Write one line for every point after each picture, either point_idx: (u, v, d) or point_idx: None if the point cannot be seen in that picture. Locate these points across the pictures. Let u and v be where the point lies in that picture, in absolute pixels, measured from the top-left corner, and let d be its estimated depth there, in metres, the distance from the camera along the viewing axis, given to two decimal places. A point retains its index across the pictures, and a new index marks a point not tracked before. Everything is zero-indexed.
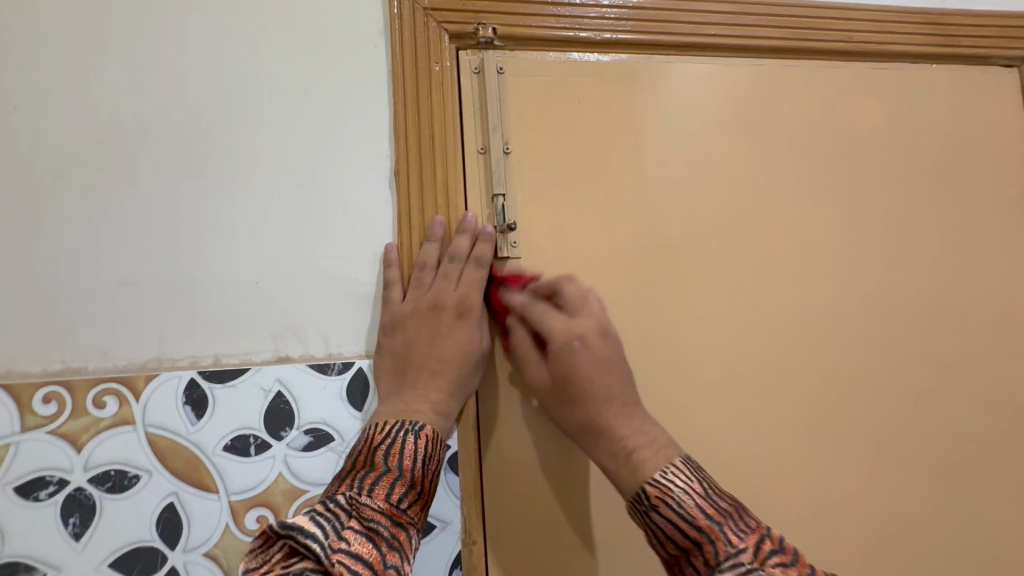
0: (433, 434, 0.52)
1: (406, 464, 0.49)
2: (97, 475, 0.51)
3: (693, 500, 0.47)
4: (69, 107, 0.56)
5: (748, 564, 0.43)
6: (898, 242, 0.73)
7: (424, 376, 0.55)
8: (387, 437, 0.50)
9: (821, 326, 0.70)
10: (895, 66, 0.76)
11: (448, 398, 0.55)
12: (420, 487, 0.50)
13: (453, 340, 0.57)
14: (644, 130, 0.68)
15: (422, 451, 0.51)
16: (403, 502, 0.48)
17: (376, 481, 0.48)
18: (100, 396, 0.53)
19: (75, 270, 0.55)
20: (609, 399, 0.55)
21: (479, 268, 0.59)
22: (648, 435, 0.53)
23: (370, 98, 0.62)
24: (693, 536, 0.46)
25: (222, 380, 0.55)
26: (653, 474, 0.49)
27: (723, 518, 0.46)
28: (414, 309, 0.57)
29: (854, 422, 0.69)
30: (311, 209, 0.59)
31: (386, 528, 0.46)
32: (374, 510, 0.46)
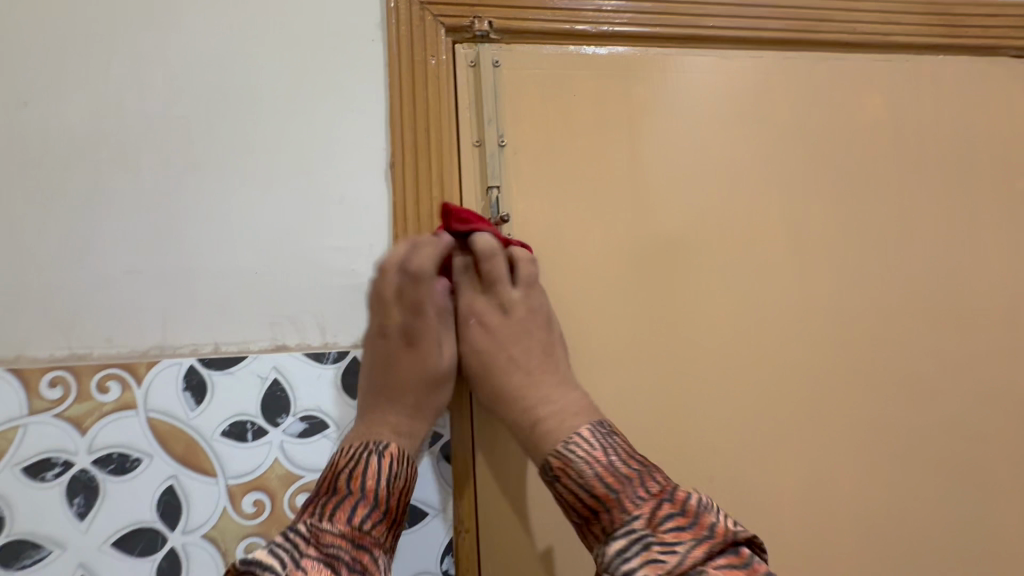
0: (398, 452, 0.53)
1: (368, 487, 0.50)
2: (101, 458, 0.53)
3: (592, 470, 0.50)
4: (74, 101, 0.58)
5: (641, 529, 0.46)
6: (899, 236, 0.72)
7: (380, 401, 0.56)
8: (350, 461, 0.52)
9: (819, 321, 0.69)
10: (900, 57, 0.74)
11: (410, 419, 0.56)
12: (385, 508, 0.50)
13: (404, 364, 0.57)
14: (640, 123, 0.68)
15: (386, 469, 0.52)
16: (366, 525, 0.49)
17: (338, 505, 0.49)
18: (103, 381, 0.54)
19: (80, 259, 0.57)
20: (511, 367, 0.60)
21: (419, 280, 0.58)
22: (556, 405, 0.56)
23: (366, 92, 0.62)
24: (591, 504, 0.49)
25: (221, 367, 0.56)
26: (557, 445, 0.53)
27: (621, 486, 0.49)
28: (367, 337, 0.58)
29: (851, 417, 0.69)
30: (308, 201, 0.60)
31: (347, 552, 0.47)
32: (334, 535, 0.47)
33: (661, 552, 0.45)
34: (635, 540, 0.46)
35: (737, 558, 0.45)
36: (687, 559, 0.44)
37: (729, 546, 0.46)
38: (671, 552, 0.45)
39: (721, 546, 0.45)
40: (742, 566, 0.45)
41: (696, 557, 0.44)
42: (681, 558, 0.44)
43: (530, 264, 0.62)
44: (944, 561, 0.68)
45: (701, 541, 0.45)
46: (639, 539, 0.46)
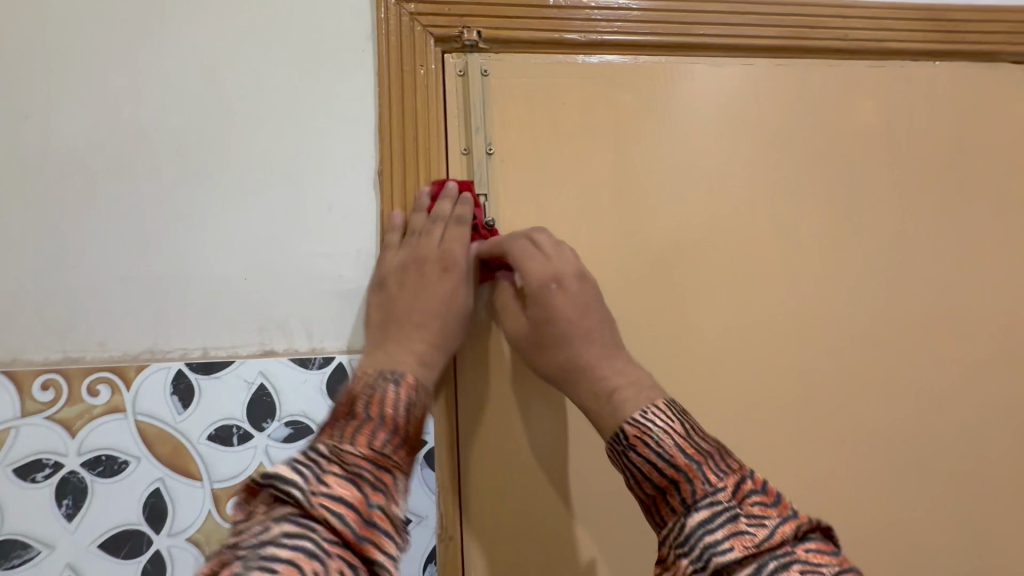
0: (414, 382, 0.52)
1: (388, 413, 0.49)
2: (89, 460, 0.54)
3: (672, 440, 0.48)
4: (74, 112, 0.60)
5: (725, 503, 0.45)
6: (893, 244, 0.71)
7: (406, 329, 0.56)
8: (368, 389, 0.50)
9: (811, 329, 0.68)
10: (893, 64, 0.74)
11: (433, 350, 0.56)
12: (406, 433, 0.49)
13: (439, 295, 0.58)
14: (628, 131, 0.68)
15: (403, 398, 0.50)
16: (388, 449, 0.47)
17: (359, 429, 0.47)
18: (94, 385, 0.55)
19: (76, 263, 0.58)
20: (589, 338, 0.57)
21: (461, 224, 0.60)
22: (631, 376, 0.55)
23: (357, 102, 0.63)
24: (671, 475, 0.47)
25: (208, 372, 0.57)
26: (632, 414, 0.51)
27: (704, 459, 0.47)
28: (399, 264, 0.59)
29: (843, 427, 0.68)
30: (297, 208, 0.61)
31: (370, 472, 0.45)
32: (359, 455, 0.45)
33: (748, 526, 0.44)
34: (720, 513, 0.44)
35: (822, 544, 0.45)
36: (777, 535, 0.43)
37: (810, 530, 0.45)
38: (761, 526, 0.44)
39: (807, 529, 0.45)
40: (830, 553, 0.44)
41: (785, 534, 0.44)
42: (770, 533, 0.43)
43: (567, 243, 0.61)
44: (935, 573, 0.67)
45: (786, 520, 0.45)
46: (725, 512, 0.44)
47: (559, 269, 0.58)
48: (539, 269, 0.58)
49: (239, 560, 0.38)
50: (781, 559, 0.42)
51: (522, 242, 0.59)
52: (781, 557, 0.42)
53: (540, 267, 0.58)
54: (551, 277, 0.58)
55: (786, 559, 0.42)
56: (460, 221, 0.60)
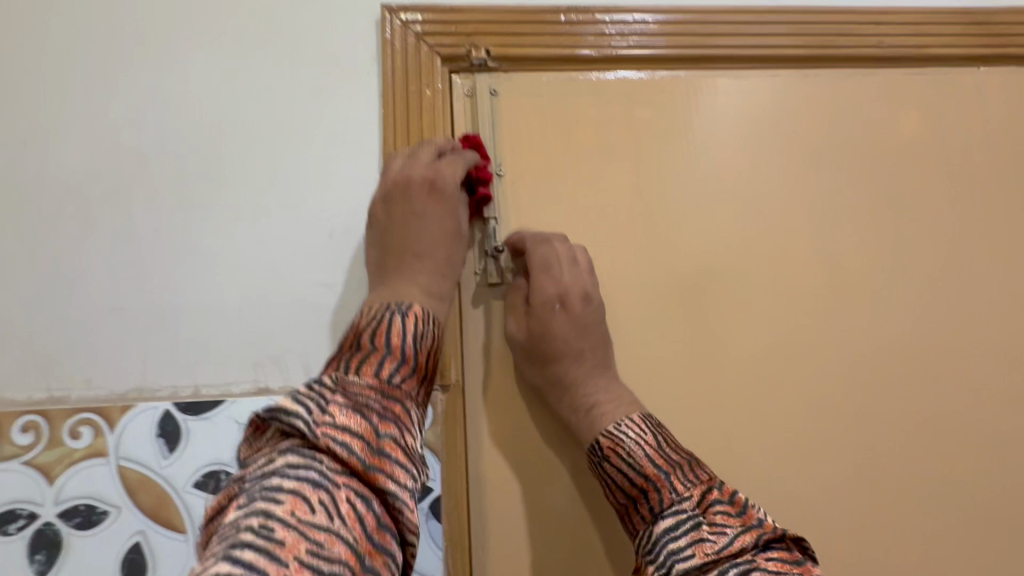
0: (421, 313, 0.50)
1: (394, 343, 0.46)
2: (66, 510, 0.50)
3: (643, 451, 0.51)
4: (73, 142, 0.58)
5: (689, 511, 0.48)
6: (945, 265, 0.65)
7: (408, 261, 0.54)
8: (373, 320, 0.48)
9: (855, 360, 0.62)
10: (932, 73, 0.69)
11: (437, 282, 0.54)
12: (414, 363, 0.47)
13: (437, 223, 0.57)
14: (648, 148, 0.64)
15: (411, 329, 0.48)
16: (395, 378, 0.45)
17: (363, 361, 0.45)
18: (76, 426, 0.52)
19: (67, 295, 0.55)
20: (582, 359, 0.57)
21: (458, 155, 0.58)
22: (614, 396, 0.56)
23: (360, 124, 0.61)
24: (640, 484, 0.50)
25: (197, 412, 0.53)
26: (608, 424, 0.54)
27: (671, 469, 0.50)
28: (390, 189, 0.56)
29: (892, 469, 0.61)
30: (296, 234, 0.58)
31: (377, 402, 0.42)
32: (363, 386, 0.42)
33: (711, 533, 0.46)
34: (684, 521, 0.47)
35: (788, 554, 0.46)
36: (737, 543, 0.46)
37: (778, 540, 0.47)
38: (722, 534, 0.46)
39: (771, 538, 0.47)
40: (793, 562, 0.46)
41: (745, 542, 0.46)
42: (730, 541, 0.46)
43: (581, 251, 0.59)
44: None
45: (749, 529, 0.47)
46: (689, 520, 0.47)
47: (567, 288, 0.57)
48: (548, 284, 0.57)
49: (248, 490, 0.37)
50: (741, 566, 0.44)
51: (543, 253, 0.58)
52: (741, 563, 0.45)
53: (554, 281, 0.57)
54: (557, 296, 0.57)
55: (746, 567, 0.44)
56: (457, 154, 0.58)
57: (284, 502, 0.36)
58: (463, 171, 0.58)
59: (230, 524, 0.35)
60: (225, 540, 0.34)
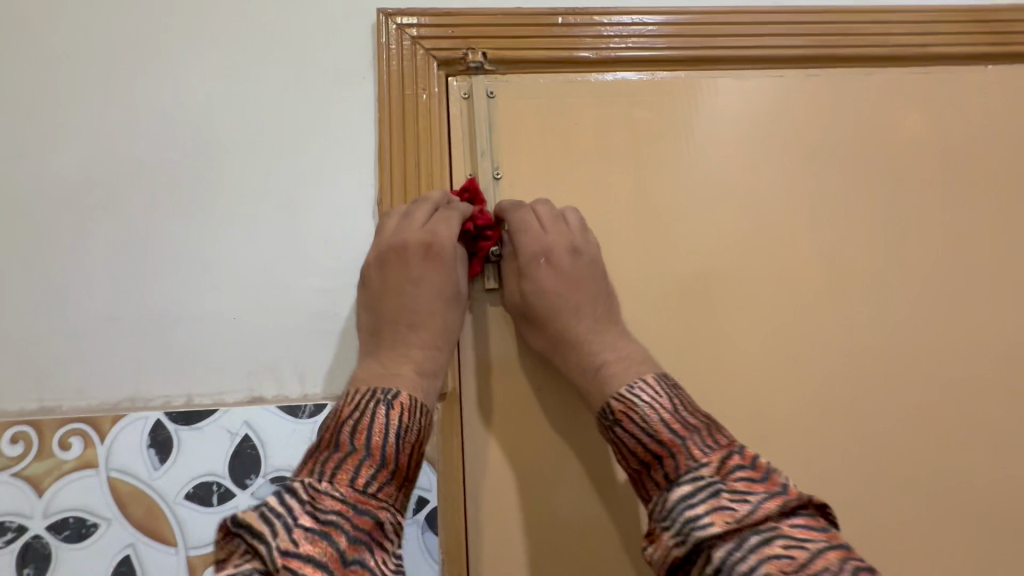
0: (409, 403, 0.47)
1: (373, 443, 0.43)
2: (55, 523, 0.49)
3: (657, 415, 0.47)
4: (64, 150, 0.57)
5: (708, 478, 0.43)
6: (948, 267, 0.64)
7: (402, 333, 0.53)
8: (356, 412, 0.45)
9: (857, 366, 0.61)
10: (939, 70, 0.67)
11: (432, 355, 0.53)
12: (394, 466, 0.44)
13: (433, 288, 0.55)
14: (649, 149, 0.63)
15: (394, 423, 0.45)
16: (372, 486, 0.42)
17: (340, 464, 0.42)
18: (66, 437, 0.51)
19: (59, 305, 0.54)
20: (579, 314, 0.56)
21: (452, 211, 0.57)
22: (621, 353, 0.54)
23: (356, 128, 0.60)
24: (655, 450, 0.46)
25: (189, 422, 0.52)
26: (620, 389, 0.51)
27: (688, 433, 0.46)
28: (384, 252, 0.55)
29: (900, 474, 0.60)
30: (290, 241, 0.57)
31: (348, 520, 0.39)
32: (335, 499, 0.40)
33: (731, 501, 0.42)
34: (703, 488, 0.43)
35: (816, 522, 0.42)
36: (761, 511, 0.41)
37: (804, 507, 0.42)
38: (744, 502, 0.42)
39: (798, 505, 0.42)
40: (821, 529, 0.41)
41: (771, 509, 0.41)
42: (753, 509, 0.41)
43: (574, 212, 0.59)
44: None
45: (775, 495, 0.42)
46: (708, 487, 0.43)
47: (553, 243, 0.57)
48: (532, 242, 0.57)
49: None
50: (764, 535, 0.40)
51: (526, 214, 0.58)
52: (765, 533, 0.40)
53: (536, 236, 0.57)
54: (540, 252, 0.57)
55: (770, 535, 0.40)
56: (450, 208, 0.57)
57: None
58: (457, 229, 0.56)
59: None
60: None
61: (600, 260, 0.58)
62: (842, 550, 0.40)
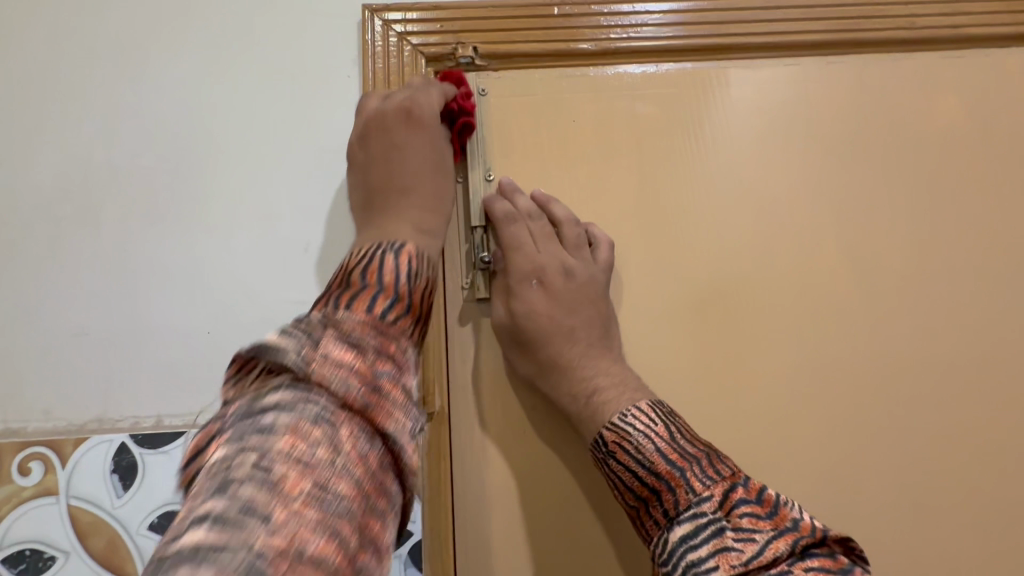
0: (416, 253, 0.43)
1: (387, 280, 0.39)
2: (11, 555, 0.46)
3: (653, 445, 0.44)
4: (41, 157, 0.55)
5: (710, 514, 0.40)
6: (990, 268, 0.58)
7: (394, 199, 0.49)
8: (363, 258, 0.41)
9: (889, 379, 0.55)
10: (972, 55, 0.61)
11: (428, 217, 0.49)
12: (410, 302, 0.40)
13: (421, 156, 0.52)
14: (653, 145, 0.58)
15: (406, 268, 0.41)
16: (390, 316, 0.37)
17: (355, 297, 0.37)
18: (27, 461, 0.48)
19: (28, 318, 0.52)
20: (573, 338, 0.52)
21: (433, 86, 0.54)
22: (616, 378, 0.50)
23: (339, 129, 0.56)
24: (652, 484, 0.43)
25: (156, 445, 0.48)
26: (612, 417, 0.46)
27: (687, 464, 0.42)
28: (365, 127, 0.52)
29: (937, 500, 0.54)
30: (268, 247, 0.53)
31: (372, 341, 0.35)
32: (356, 323, 0.35)
33: (736, 541, 0.39)
34: (704, 526, 0.40)
35: (833, 561, 0.38)
36: (769, 551, 0.38)
37: (819, 545, 0.39)
38: (750, 541, 0.38)
39: (811, 543, 0.38)
40: (838, 570, 0.37)
41: (780, 550, 0.38)
42: (760, 549, 0.38)
43: (574, 225, 0.55)
44: None
45: (783, 533, 0.39)
46: (710, 525, 0.40)
47: (545, 263, 0.53)
48: (524, 260, 0.53)
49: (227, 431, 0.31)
50: None
51: (516, 227, 0.54)
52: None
53: (529, 254, 0.53)
54: (534, 271, 0.53)
55: None
56: (431, 86, 0.54)
57: (280, 437, 0.29)
58: (441, 103, 0.54)
59: (215, 466, 0.29)
60: (212, 481, 0.28)
61: (597, 279, 0.53)
62: None
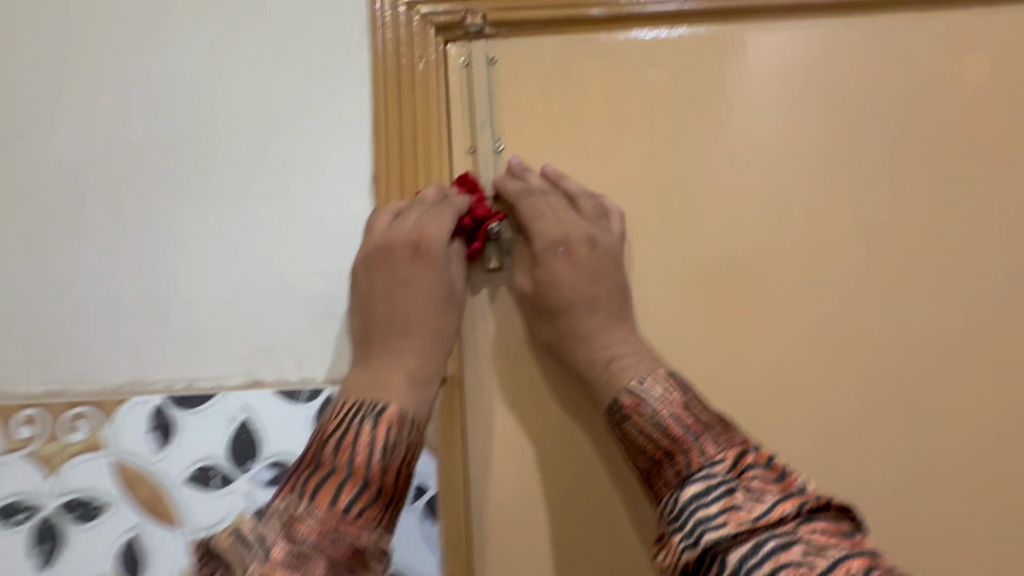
0: (397, 418, 0.44)
1: (358, 462, 0.40)
2: (66, 503, 0.51)
3: (669, 410, 0.46)
4: (65, 134, 0.57)
5: (721, 476, 0.42)
6: (1007, 238, 0.57)
7: (393, 341, 0.49)
8: (340, 427, 0.42)
9: (895, 348, 0.56)
10: (1003, 14, 0.59)
11: (425, 365, 0.49)
12: (379, 486, 0.41)
13: (422, 290, 0.51)
14: (664, 113, 0.58)
15: (381, 441, 0.42)
16: (353, 508, 0.39)
17: (320, 484, 0.39)
18: (73, 419, 0.52)
19: (65, 287, 0.55)
20: (594, 307, 0.52)
21: (445, 207, 0.53)
22: (634, 347, 0.51)
23: (351, 102, 0.57)
24: (666, 446, 0.45)
25: (189, 405, 0.52)
26: (630, 381, 0.48)
27: (701, 430, 0.45)
28: (371, 252, 0.52)
29: (939, 464, 0.55)
30: (285, 219, 0.55)
31: (324, 548, 0.37)
32: (313, 524, 0.37)
33: (745, 500, 0.41)
34: (715, 485, 0.42)
35: (835, 525, 0.40)
36: (776, 511, 0.40)
37: (824, 510, 0.41)
38: (759, 501, 0.40)
39: (816, 506, 0.41)
40: (841, 534, 0.40)
41: (787, 511, 0.40)
42: (768, 509, 0.40)
43: (590, 198, 0.55)
44: None
45: (791, 497, 0.41)
46: (721, 485, 0.42)
47: (568, 232, 0.53)
48: (547, 229, 0.53)
49: None
50: (781, 538, 0.38)
51: (538, 200, 0.54)
52: (781, 534, 0.39)
53: (552, 224, 0.53)
54: (558, 240, 0.53)
55: (787, 539, 0.38)
56: (445, 203, 0.53)
57: None
58: (451, 228, 0.53)
59: None
60: None
61: (617, 251, 0.54)
62: (865, 557, 0.37)
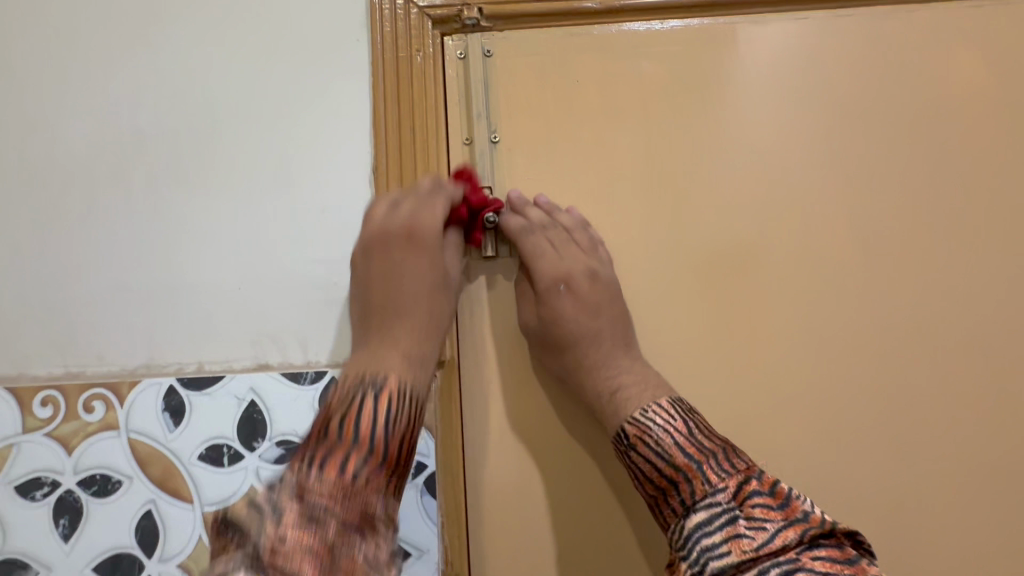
0: (395, 393, 0.46)
1: (363, 431, 0.42)
2: (84, 479, 0.54)
3: (672, 440, 0.49)
4: (76, 124, 0.59)
5: (725, 505, 0.45)
6: (989, 226, 0.58)
7: (390, 323, 0.52)
8: (344, 403, 0.44)
9: (878, 333, 0.58)
10: (989, 6, 0.60)
11: (418, 342, 0.52)
12: (384, 455, 0.42)
13: (418, 276, 0.54)
14: (655, 105, 0.59)
15: (382, 414, 0.44)
16: (361, 475, 0.40)
17: (329, 453, 0.41)
18: (90, 400, 0.55)
19: (79, 274, 0.57)
20: (599, 340, 0.56)
21: (437, 198, 0.55)
22: (636, 375, 0.54)
23: (351, 94, 0.58)
24: (670, 475, 0.47)
25: (199, 387, 0.55)
26: (633, 413, 0.51)
27: (704, 458, 0.47)
28: (369, 239, 0.54)
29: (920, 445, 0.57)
30: (288, 208, 0.57)
31: (337, 511, 0.38)
32: (324, 489, 0.39)
33: (748, 529, 0.43)
34: (719, 515, 0.44)
35: (839, 552, 0.43)
36: (778, 539, 0.42)
37: (827, 536, 0.43)
38: (762, 529, 0.43)
39: (819, 534, 0.43)
40: (844, 560, 0.42)
41: (790, 538, 0.42)
42: (771, 537, 0.43)
43: (587, 231, 0.57)
44: None
45: (795, 523, 0.43)
46: (724, 514, 0.44)
47: (571, 268, 0.56)
48: (549, 269, 0.57)
49: None
50: (784, 566, 0.41)
51: (539, 237, 0.57)
52: (784, 562, 0.42)
53: (553, 261, 0.56)
54: (561, 277, 0.56)
55: (790, 567, 0.41)
56: (437, 193, 0.55)
57: None
58: (443, 214, 0.55)
59: None
60: None
61: (616, 284, 0.57)
62: None
